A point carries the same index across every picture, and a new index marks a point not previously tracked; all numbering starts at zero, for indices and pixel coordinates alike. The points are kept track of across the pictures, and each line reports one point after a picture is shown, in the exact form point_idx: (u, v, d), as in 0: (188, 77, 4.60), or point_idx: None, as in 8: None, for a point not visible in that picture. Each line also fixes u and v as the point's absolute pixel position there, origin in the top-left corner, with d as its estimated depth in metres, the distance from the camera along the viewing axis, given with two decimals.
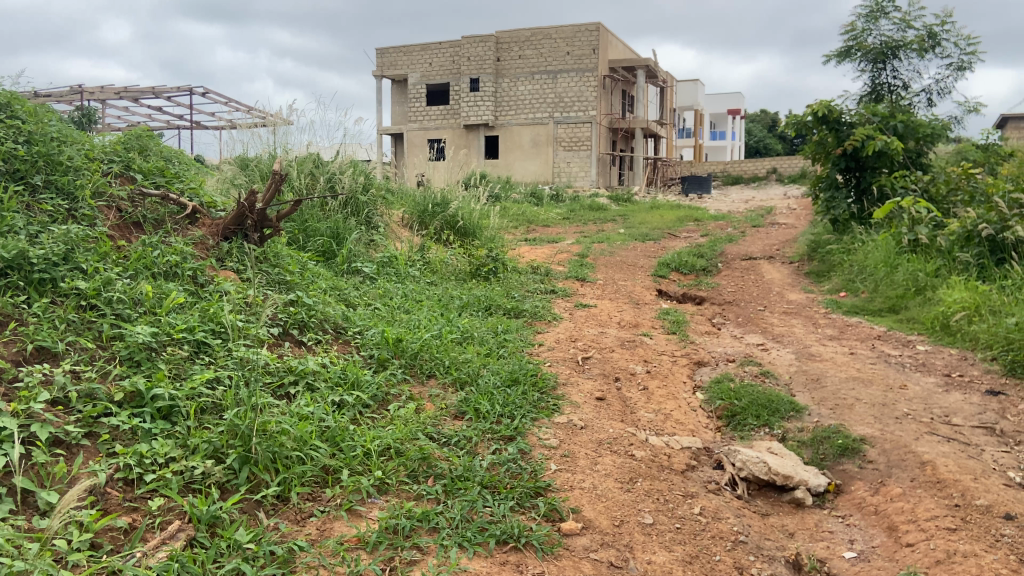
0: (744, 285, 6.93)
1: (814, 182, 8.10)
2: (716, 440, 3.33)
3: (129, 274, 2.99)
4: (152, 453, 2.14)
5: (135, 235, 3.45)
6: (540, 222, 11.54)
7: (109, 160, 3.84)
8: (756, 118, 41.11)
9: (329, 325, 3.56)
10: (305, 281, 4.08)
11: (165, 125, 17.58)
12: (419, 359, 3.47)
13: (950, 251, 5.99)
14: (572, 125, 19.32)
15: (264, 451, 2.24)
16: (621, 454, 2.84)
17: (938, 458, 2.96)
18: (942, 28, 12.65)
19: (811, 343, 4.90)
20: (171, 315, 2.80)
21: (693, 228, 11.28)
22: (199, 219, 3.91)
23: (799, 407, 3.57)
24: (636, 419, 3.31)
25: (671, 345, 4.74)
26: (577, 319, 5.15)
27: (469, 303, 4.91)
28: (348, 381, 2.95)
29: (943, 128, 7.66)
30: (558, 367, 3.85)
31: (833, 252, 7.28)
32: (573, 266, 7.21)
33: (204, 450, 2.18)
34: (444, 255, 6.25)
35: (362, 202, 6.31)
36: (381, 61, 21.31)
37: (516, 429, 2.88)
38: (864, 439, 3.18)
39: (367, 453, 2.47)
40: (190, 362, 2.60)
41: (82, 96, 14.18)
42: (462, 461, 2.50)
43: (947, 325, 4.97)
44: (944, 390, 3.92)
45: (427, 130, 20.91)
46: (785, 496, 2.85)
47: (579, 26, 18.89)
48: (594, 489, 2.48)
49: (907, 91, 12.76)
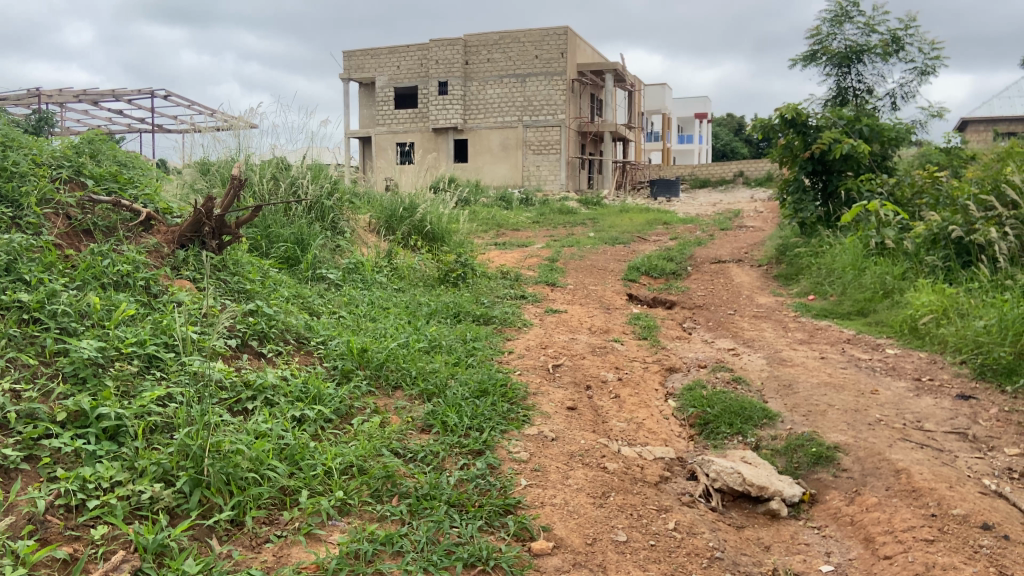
0: (714, 288, 6.91)
1: (782, 186, 8.12)
2: (689, 449, 3.26)
3: (75, 285, 2.84)
4: (96, 477, 2.01)
5: (85, 243, 3.30)
6: (509, 226, 11.46)
7: (58, 165, 3.67)
8: (723, 121, 41.47)
9: (291, 335, 3.44)
10: (266, 289, 3.95)
11: (126, 128, 17.16)
12: (385, 369, 3.37)
13: (917, 253, 6.02)
14: (541, 129, 19.29)
15: (218, 472, 2.12)
16: (594, 467, 2.76)
17: (913, 466, 2.92)
18: (904, 33, 12.81)
19: (782, 347, 4.87)
20: (121, 328, 2.66)
21: (662, 231, 11.27)
22: (154, 225, 3.75)
23: (772, 414, 3.52)
24: (608, 429, 3.23)
25: (642, 350, 4.68)
26: (548, 326, 5.06)
27: (437, 310, 4.81)
28: (309, 396, 2.84)
29: (908, 131, 7.72)
30: (528, 376, 3.76)
31: (802, 255, 7.29)
32: (543, 271, 7.13)
33: (153, 472, 2.06)
34: (412, 261, 6.15)
35: (327, 206, 6.19)
36: (348, 64, 21.10)
37: (485, 442, 2.78)
38: (838, 447, 3.14)
39: (328, 472, 2.35)
40: (140, 378, 2.47)
41: (39, 100, 13.79)
42: (428, 478, 2.40)
43: (916, 328, 4.98)
44: (916, 394, 3.91)
45: (395, 133, 20.75)
46: (759, 508, 2.79)
47: (547, 29, 18.83)
48: (565, 505, 2.40)
49: (872, 95, 12.89)
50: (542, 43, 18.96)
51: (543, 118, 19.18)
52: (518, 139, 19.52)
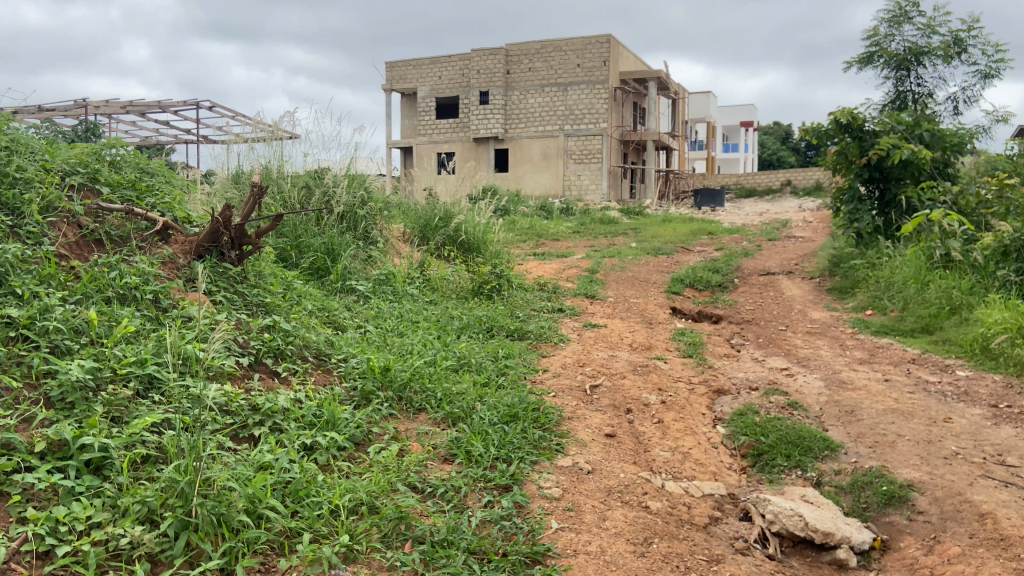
0: (763, 302, 6.54)
1: (837, 195, 7.68)
2: (742, 484, 2.95)
3: (75, 299, 2.65)
4: (72, 517, 1.79)
5: (93, 254, 3.12)
6: (549, 235, 11.19)
7: (72, 172, 3.49)
8: (769, 130, 40.64)
9: (310, 353, 3.20)
10: (288, 302, 3.74)
11: (173, 138, 17.16)
12: (408, 391, 3.11)
13: (987, 267, 5.61)
14: (582, 138, 18.99)
15: (209, 513, 1.88)
16: (634, 506, 2.46)
17: (999, 509, 2.57)
18: (968, 34, 12.19)
19: (841, 368, 4.49)
20: (119, 347, 2.44)
21: (707, 241, 10.87)
22: (173, 235, 3.56)
23: (834, 445, 3.18)
24: (651, 460, 2.93)
25: (687, 370, 4.35)
26: (586, 341, 4.77)
27: (469, 324, 4.54)
28: (323, 420, 2.59)
29: (972, 136, 7.25)
30: (563, 399, 3.47)
31: (857, 267, 6.88)
32: (582, 283, 6.83)
33: (136, 513, 1.83)
34: (446, 272, 5.89)
35: (360, 215, 5.98)
36: (390, 74, 21.07)
37: (513, 476, 2.51)
38: (912, 485, 2.79)
39: (335, 511, 2.10)
40: (136, 402, 2.24)
41: (87, 110, 13.95)
42: (446, 520, 2.14)
43: (988, 348, 4.58)
44: (994, 424, 3.52)
45: (436, 143, 20.64)
46: (824, 556, 2.47)
47: (589, 38, 18.55)
48: (601, 555, 2.11)
49: (933, 99, 12.31)
50: (584, 52, 18.69)
51: (585, 126, 18.88)
52: (560, 148, 19.24)
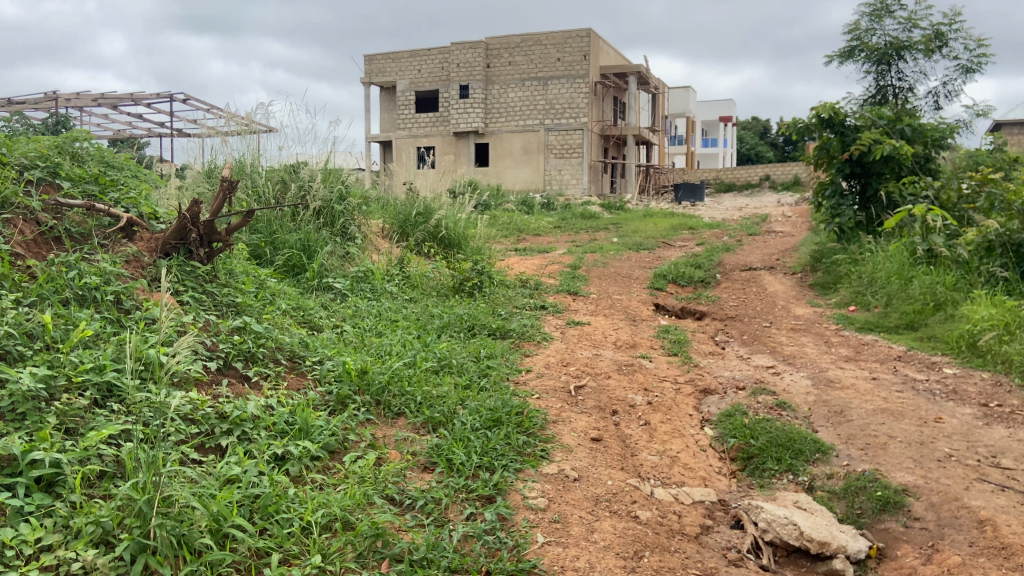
0: (746, 298, 6.46)
1: (819, 190, 7.62)
2: (732, 489, 2.86)
3: (30, 301, 2.50)
4: (19, 540, 1.65)
5: (52, 252, 2.96)
6: (531, 231, 11.08)
7: (30, 166, 3.32)
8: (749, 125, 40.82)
9: (283, 355, 3.06)
10: (260, 302, 3.59)
11: (148, 132, 16.84)
12: (387, 394, 2.98)
13: (970, 262, 5.58)
14: (563, 133, 18.88)
15: (169, 535, 1.74)
16: (623, 517, 2.36)
17: (997, 515, 2.49)
18: (948, 28, 12.22)
19: (827, 366, 4.42)
20: (76, 352, 2.29)
21: (688, 236, 10.80)
22: (138, 233, 3.39)
23: (825, 447, 3.09)
24: (638, 465, 2.83)
25: (672, 369, 4.25)
26: (570, 339, 4.67)
27: (449, 323, 4.42)
28: (295, 428, 2.46)
29: (954, 130, 7.22)
30: (547, 400, 3.36)
31: (839, 262, 6.83)
32: (564, 279, 6.72)
33: (90, 534, 1.69)
34: (426, 269, 5.75)
35: (337, 211, 5.82)
36: (368, 68, 20.84)
37: (496, 485, 2.40)
38: (907, 490, 2.71)
39: (307, 528, 1.98)
40: (93, 413, 2.10)
41: (57, 104, 13.59)
42: (425, 537, 2.02)
43: (975, 345, 4.52)
44: (986, 424, 3.45)
45: (416, 137, 20.46)
46: (820, 567, 2.38)
47: (569, 32, 18.41)
48: (590, 571, 2.00)
49: (914, 94, 12.34)
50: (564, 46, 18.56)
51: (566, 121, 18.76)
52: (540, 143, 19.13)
